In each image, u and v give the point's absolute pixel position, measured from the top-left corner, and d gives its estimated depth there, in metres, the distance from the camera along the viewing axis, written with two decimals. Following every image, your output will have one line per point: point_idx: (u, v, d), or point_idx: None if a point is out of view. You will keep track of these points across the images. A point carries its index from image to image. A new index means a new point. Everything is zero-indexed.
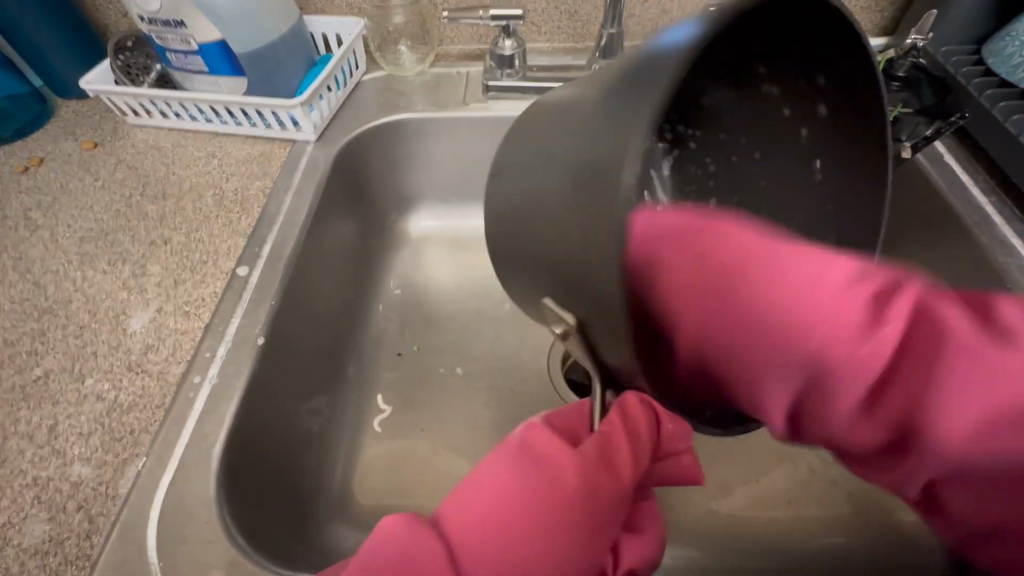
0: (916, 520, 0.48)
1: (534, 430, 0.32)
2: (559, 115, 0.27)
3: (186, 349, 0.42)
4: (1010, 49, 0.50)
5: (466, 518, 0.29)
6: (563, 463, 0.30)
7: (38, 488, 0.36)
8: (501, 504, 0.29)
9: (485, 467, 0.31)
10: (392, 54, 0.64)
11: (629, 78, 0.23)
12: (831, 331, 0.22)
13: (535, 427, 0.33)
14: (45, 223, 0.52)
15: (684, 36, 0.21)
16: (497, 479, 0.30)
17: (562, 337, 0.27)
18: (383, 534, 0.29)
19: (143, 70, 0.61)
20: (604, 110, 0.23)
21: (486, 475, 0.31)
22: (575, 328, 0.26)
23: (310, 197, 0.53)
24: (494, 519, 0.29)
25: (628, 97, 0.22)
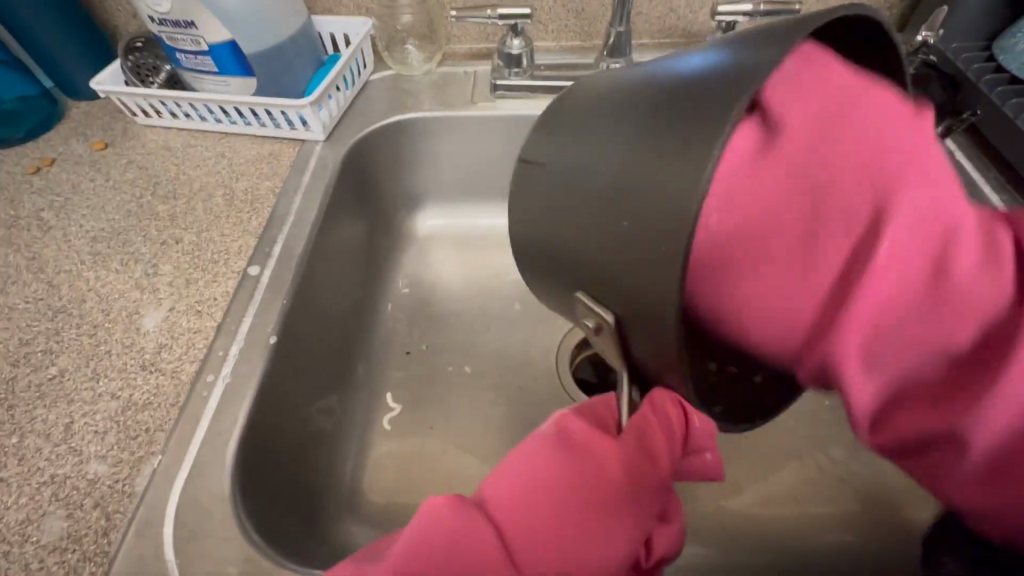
0: (926, 518, 0.48)
1: (569, 420, 0.32)
2: (571, 118, 0.27)
3: (199, 347, 0.42)
4: (1021, 46, 0.49)
5: (510, 501, 0.29)
6: (603, 449, 0.30)
7: (56, 486, 0.36)
8: (544, 489, 0.29)
9: (524, 455, 0.31)
10: (399, 53, 0.65)
11: (651, 93, 0.24)
12: (902, 259, 0.20)
13: (569, 417, 0.33)
14: (58, 223, 0.52)
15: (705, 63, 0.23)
16: (535, 464, 0.30)
17: (595, 331, 0.26)
18: (428, 518, 0.28)
19: (152, 70, 0.61)
20: (628, 122, 0.24)
21: (525, 462, 0.30)
22: (611, 324, 0.24)
23: (319, 196, 0.53)
24: (536, 502, 0.29)
25: (654, 114, 0.23)
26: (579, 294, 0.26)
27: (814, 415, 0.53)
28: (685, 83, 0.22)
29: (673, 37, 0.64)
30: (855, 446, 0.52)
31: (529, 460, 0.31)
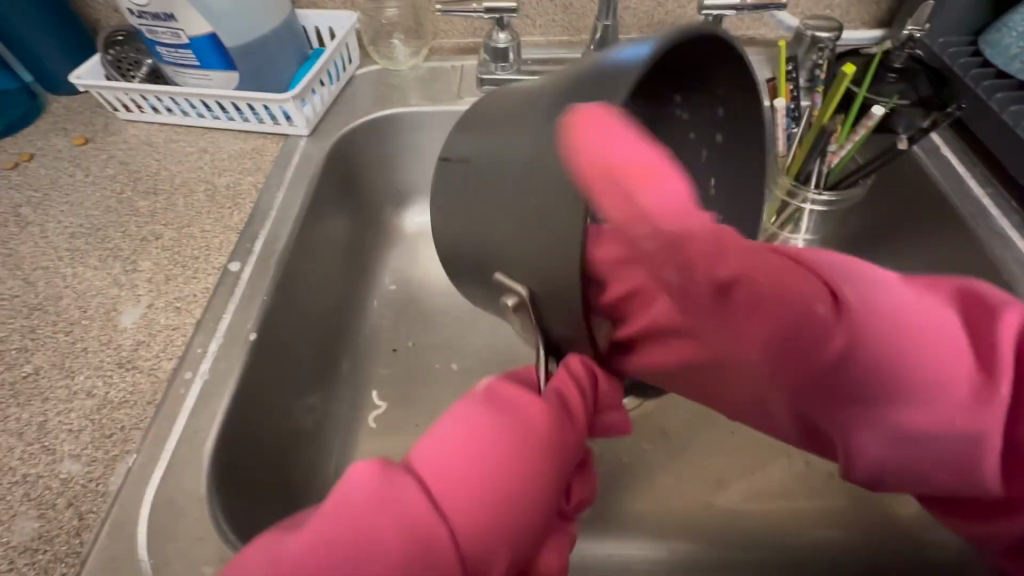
0: (913, 514, 0.48)
1: (489, 391, 0.30)
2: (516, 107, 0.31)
3: (178, 344, 0.41)
4: (1007, 41, 0.50)
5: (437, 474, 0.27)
6: (528, 416, 0.29)
7: (28, 485, 0.35)
8: (472, 460, 0.27)
9: (446, 425, 0.29)
10: (386, 48, 0.64)
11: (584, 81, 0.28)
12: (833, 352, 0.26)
13: (490, 387, 0.31)
14: (35, 219, 0.51)
15: (638, 53, 0.26)
16: (460, 434, 0.28)
17: (513, 307, 0.30)
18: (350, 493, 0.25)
19: (134, 64, 0.60)
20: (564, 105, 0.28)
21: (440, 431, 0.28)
22: (526, 301, 0.29)
23: (302, 192, 0.52)
24: (456, 469, 0.27)
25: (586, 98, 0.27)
26: (497, 275, 0.31)
27: None
28: (587, 78, 0.27)
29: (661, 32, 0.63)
30: None
31: (445, 427, 0.29)
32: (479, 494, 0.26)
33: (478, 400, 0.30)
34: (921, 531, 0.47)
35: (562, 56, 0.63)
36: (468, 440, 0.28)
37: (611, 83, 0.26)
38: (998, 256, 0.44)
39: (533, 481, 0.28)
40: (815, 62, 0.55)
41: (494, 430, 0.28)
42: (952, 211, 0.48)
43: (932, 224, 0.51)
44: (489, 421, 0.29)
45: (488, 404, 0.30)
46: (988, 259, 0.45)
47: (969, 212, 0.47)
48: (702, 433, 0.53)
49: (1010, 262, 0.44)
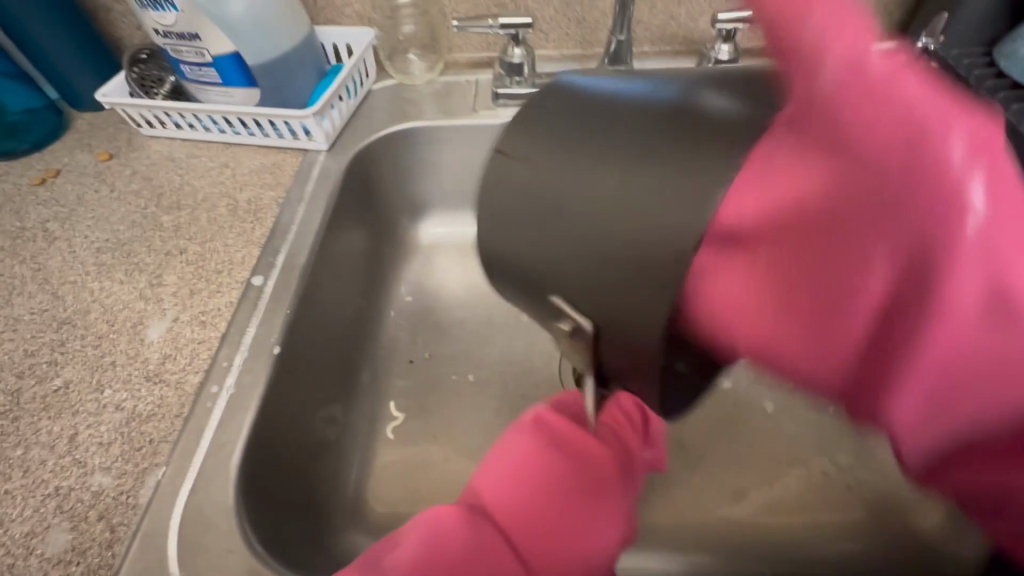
0: (934, 527, 0.47)
1: (549, 416, 0.37)
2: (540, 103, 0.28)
3: (203, 358, 0.42)
4: (1021, 52, 0.50)
5: (506, 505, 0.33)
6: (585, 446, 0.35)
7: (60, 498, 0.36)
8: (536, 486, 0.34)
9: (511, 442, 0.36)
10: (401, 63, 0.65)
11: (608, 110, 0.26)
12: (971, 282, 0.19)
13: (548, 415, 0.37)
14: (63, 234, 0.52)
15: (660, 95, 0.25)
16: (525, 457, 0.35)
17: (569, 333, 0.27)
18: (439, 529, 0.32)
19: (157, 81, 0.61)
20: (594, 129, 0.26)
21: (514, 444, 0.36)
22: (588, 330, 0.26)
23: (322, 206, 0.53)
24: (531, 503, 0.33)
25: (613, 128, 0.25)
26: (555, 297, 0.27)
27: (819, 421, 0.53)
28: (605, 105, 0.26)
29: (673, 45, 0.64)
30: (860, 454, 0.51)
31: (515, 452, 0.35)
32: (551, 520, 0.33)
33: (537, 425, 0.36)
34: (942, 544, 0.47)
35: None
36: (538, 469, 0.34)
37: (695, 122, 0.23)
38: None
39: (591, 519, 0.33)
40: None
41: (562, 451, 0.35)
42: None
43: None
44: (556, 441, 0.35)
45: (549, 428, 0.36)
46: None
47: None
48: (719, 444, 0.53)
49: None
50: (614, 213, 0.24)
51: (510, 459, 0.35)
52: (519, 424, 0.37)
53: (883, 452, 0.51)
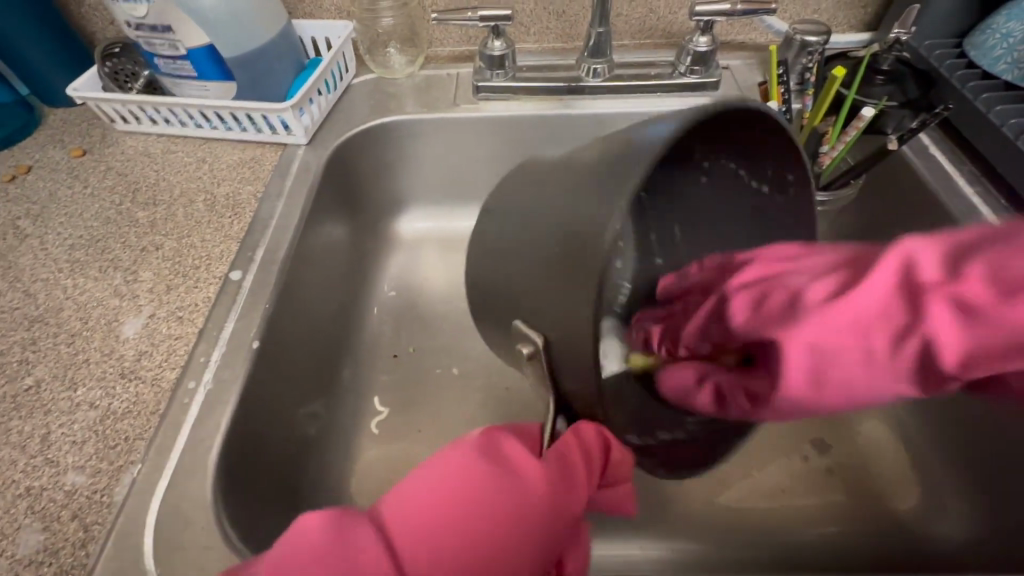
0: (910, 508, 0.48)
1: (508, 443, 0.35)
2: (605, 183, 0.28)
3: (181, 354, 0.42)
4: (991, 42, 0.51)
5: (411, 516, 0.30)
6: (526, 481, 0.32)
7: (32, 498, 0.35)
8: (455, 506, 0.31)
9: (454, 466, 0.33)
10: (381, 56, 0.65)
11: (629, 156, 0.28)
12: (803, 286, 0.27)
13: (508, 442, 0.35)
14: (35, 232, 0.51)
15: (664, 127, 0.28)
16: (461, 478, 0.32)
17: (528, 356, 0.33)
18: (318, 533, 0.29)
19: (131, 76, 0.61)
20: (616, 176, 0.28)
21: (454, 464, 0.33)
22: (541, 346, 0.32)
23: (302, 199, 0.52)
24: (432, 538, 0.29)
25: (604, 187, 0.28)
26: (517, 322, 0.34)
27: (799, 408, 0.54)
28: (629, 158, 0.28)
29: (653, 37, 0.64)
30: (839, 438, 0.52)
31: (451, 469, 0.33)
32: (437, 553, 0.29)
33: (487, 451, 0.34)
34: (922, 526, 0.47)
35: (557, 63, 0.63)
36: (463, 497, 0.31)
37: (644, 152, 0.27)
38: None
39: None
40: (805, 66, 0.55)
41: (494, 495, 0.31)
42: (941, 208, 0.49)
43: (928, 217, 0.51)
44: (498, 488, 0.32)
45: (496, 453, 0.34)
46: None
47: (959, 209, 0.48)
48: None
49: None
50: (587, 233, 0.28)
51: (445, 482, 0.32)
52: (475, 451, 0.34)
53: (860, 436, 0.52)
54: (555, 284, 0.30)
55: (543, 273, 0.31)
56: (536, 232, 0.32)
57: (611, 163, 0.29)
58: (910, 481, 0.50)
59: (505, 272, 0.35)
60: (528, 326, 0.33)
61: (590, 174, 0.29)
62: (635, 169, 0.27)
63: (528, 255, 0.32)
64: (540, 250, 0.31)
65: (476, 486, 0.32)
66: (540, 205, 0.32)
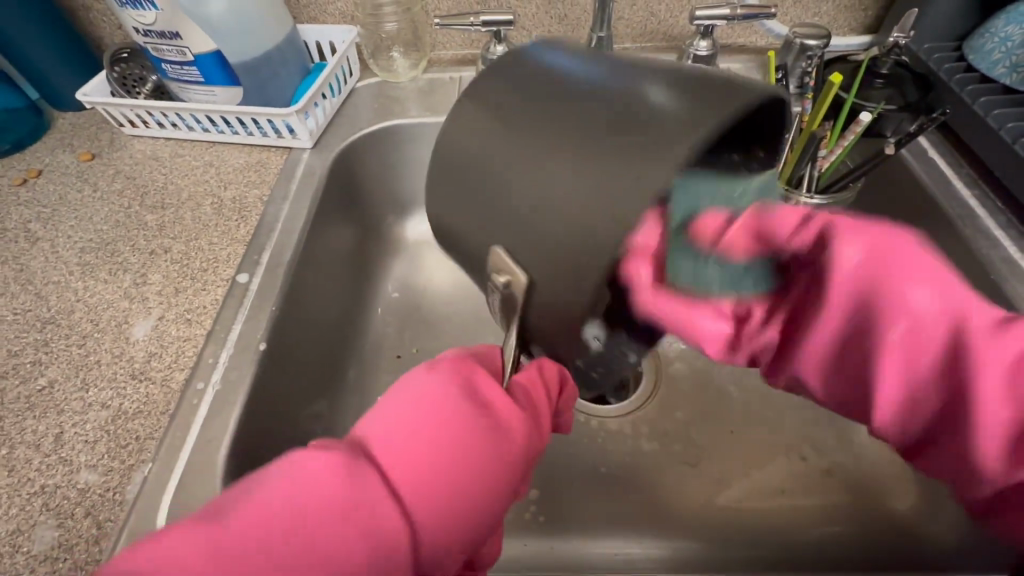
0: (909, 509, 0.49)
1: (473, 370, 0.31)
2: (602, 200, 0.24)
3: (189, 356, 0.42)
4: (989, 46, 0.51)
5: (395, 450, 0.26)
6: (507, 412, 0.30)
7: (46, 497, 0.36)
8: (444, 437, 0.27)
9: (430, 394, 0.29)
10: (385, 61, 0.66)
11: (634, 177, 0.24)
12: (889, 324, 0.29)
13: (473, 369, 0.31)
14: (46, 235, 0.52)
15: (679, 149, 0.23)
16: (444, 408, 0.28)
17: (504, 288, 0.28)
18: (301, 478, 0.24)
19: (139, 81, 0.61)
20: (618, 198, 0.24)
21: (423, 393, 0.29)
22: (524, 283, 0.27)
23: (308, 202, 0.53)
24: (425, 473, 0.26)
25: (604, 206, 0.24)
26: (497, 248, 0.28)
27: (798, 409, 0.55)
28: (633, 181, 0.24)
29: (654, 41, 0.65)
30: (838, 438, 0.53)
31: (408, 398, 0.29)
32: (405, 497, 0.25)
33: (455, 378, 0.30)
34: (921, 527, 0.48)
35: None
36: (454, 427, 0.28)
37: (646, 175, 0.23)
38: (983, 254, 0.46)
39: (447, 525, 0.26)
40: (805, 69, 0.55)
41: (456, 423, 0.28)
42: (938, 211, 0.50)
43: (925, 220, 0.51)
44: (480, 417, 0.29)
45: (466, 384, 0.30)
46: (973, 257, 0.46)
47: (957, 212, 0.49)
48: (702, 434, 0.54)
49: (995, 262, 0.45)
50: (580, 217, 0.25)
51: (422, 413, 0.28)
52: (441, 380, 0.30)
53: (859, 436, 0.53)
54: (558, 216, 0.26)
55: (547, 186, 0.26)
56: (566, 125, 0.26)
57: (628, 145, 0.24)
58: (908, 482, 0.50)
59: (473, 198, 0.29)
60: (505, 256, 0.27)
61: (655, 95, 0.25)
62: (704, 114, 0.24)
63: (543, 154, 0.26)
64: (533, 205, 0.26)
65: (460, 419, 0.28)
66: (539, 154, 0.27)
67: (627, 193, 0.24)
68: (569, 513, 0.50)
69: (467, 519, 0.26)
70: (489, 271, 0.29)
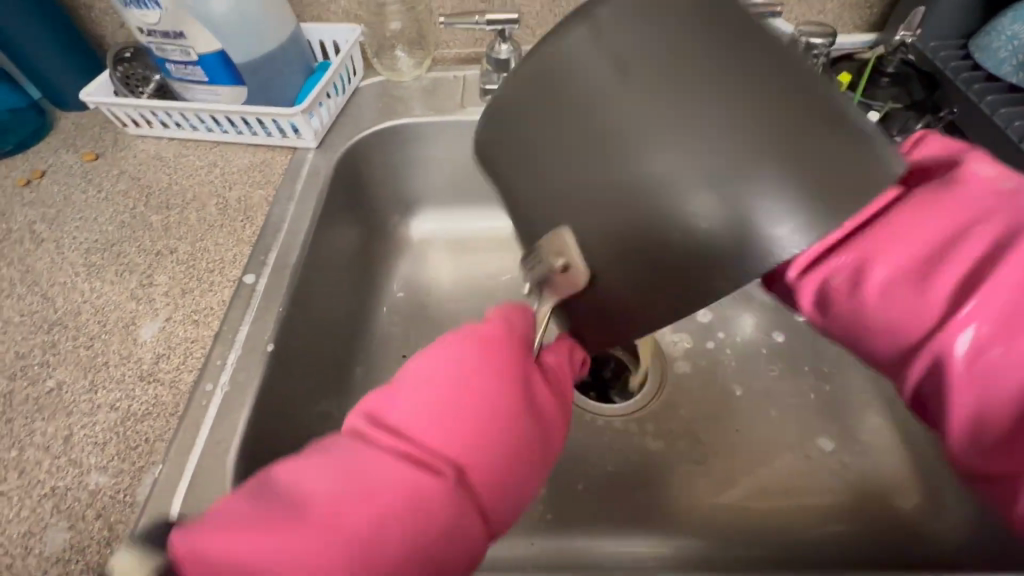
0: (913, 507, 0.49)
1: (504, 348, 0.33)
2: (688, 186, 0.25)
3: (197, 357, 0.42)
4: (996, 44, 0.51)
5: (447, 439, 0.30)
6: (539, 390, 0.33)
7: (57, 498, 0.36)
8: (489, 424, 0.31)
9: (471, 380, 0.31)
10: (389, 60, 0.66)
11: (725, 173, 0.25)
12: None
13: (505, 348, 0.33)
14: (51, 236, 0.52)
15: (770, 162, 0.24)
16: (485, 397, 0.31)
17: (561, 272, 0.28)
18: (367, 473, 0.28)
19: (142, 80, 0.61)
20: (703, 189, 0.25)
21: (460, 379, 0.32)
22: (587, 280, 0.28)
23: (313, 203, 0.53)
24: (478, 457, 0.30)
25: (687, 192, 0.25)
26: (562, 230, 0.28)
27: (803, 407, 0.55)
28: (723, 176, 0.25)
29: None
30: (843, 437, 0.53)
31: (446, 384, 0.32)
32: (462, 465, 0.30)
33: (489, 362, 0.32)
34: (926, 525, 0.48)
35: None
36: (495, 415, 0.31)
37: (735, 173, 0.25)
38: None
39: (500, 486, 0.30)
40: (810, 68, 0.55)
41: (500, 408, 0.31)
42: None
43: None
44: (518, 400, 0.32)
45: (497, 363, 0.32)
46: None
47: None
48: (707, 432, 0.54)
49: None
50: (648, 199, 0.26)
51: (467, 401, 0.31)
52: (477, 365, 0.32)
53: (864, 434, 0.53)
54: (697, 219, 0.25)
55: (691, 183, 0.25)
56: (712, 98, 0.25)
57: (730, 139, 0.25)
58: (912, 480, 0.50)
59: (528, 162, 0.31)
60: (576, 242, 0.28)
61: (810, 106, 0.25)
62: (865, 147, 0.25)
63: (657, 120, 0.26)
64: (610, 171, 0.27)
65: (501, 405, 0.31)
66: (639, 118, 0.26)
67: (731, 191, 0.25)
68: (576, 512, 0.50)
69: (518, 492, 0.31)
70: (543, 252, 0.29)
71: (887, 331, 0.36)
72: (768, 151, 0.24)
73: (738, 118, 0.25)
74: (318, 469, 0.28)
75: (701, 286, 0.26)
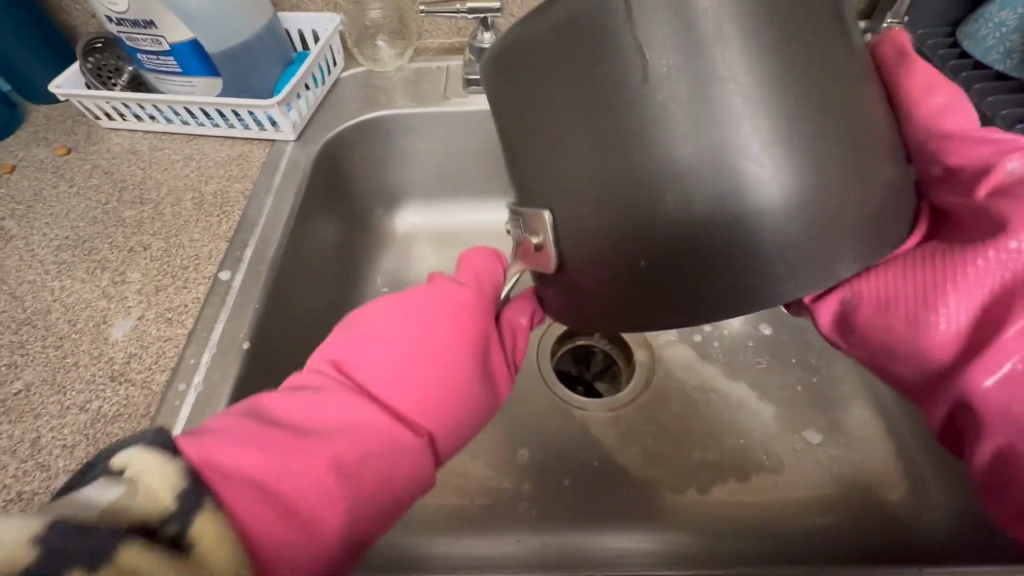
0: (899, 500, 0.49)
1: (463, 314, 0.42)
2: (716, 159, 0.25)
3: (170, 356, 0.41)
4: (983, 32, 0.51)
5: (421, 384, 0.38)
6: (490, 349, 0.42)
7: (23, 503, 0.35)
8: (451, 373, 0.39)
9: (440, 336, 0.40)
10: (370, 50, 0.64)
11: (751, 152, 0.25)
12: None
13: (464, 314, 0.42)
14: (20, 233, 0.51)
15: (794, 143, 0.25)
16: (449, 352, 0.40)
17: (539, 247, 0.32)
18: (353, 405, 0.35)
19: (114, 71, 0.59)
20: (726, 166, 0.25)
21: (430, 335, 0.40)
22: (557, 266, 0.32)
23: (290, 197, 0.52)
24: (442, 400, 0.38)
25: (713, 166, 0.25)
26: (544, 213, 0.30)
27: (791, 401, 0.55)
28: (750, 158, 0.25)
29: None
30: (830, 430, 0.53)
31: (421, 339, 0.40)
32: (430, 408, 0.38)
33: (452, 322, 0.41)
34: (911, 517, 0.48)
35: None
36: (454, 368, 0.39)
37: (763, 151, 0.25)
38: None
39: (455, 425, 0.39)
40: None
41: (461, 363, 0.40)
42: None
43: None
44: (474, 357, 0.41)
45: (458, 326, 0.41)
46: None
47: None
48: (696, 428, 0.54)
49: None
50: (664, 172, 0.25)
51: (435, 352, 0.39)
52: (444, 325, 0.40)
53: (851, 428, 0.53)
54: (697, 196, 0.25)
55: (731, 159, 0.25)
56: (770, 61, 0.24)
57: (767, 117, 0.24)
58: (898, 473, 0.50)
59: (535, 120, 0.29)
60: (550, 223, 0.30)
61: (841, 91, 0.26)
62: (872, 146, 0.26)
63: (701, 77, 0.24)
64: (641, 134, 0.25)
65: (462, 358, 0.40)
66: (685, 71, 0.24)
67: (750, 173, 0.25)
68: (562, 509, 0.50)
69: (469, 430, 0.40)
70: (528, 229, 0.32)
71: (914, 359, 0.37)
72: (806, 140, 0.25)
73: (786, 95, 0.24)
74: (306, 399, 0.34)
75: (688, 261, 0.26)
